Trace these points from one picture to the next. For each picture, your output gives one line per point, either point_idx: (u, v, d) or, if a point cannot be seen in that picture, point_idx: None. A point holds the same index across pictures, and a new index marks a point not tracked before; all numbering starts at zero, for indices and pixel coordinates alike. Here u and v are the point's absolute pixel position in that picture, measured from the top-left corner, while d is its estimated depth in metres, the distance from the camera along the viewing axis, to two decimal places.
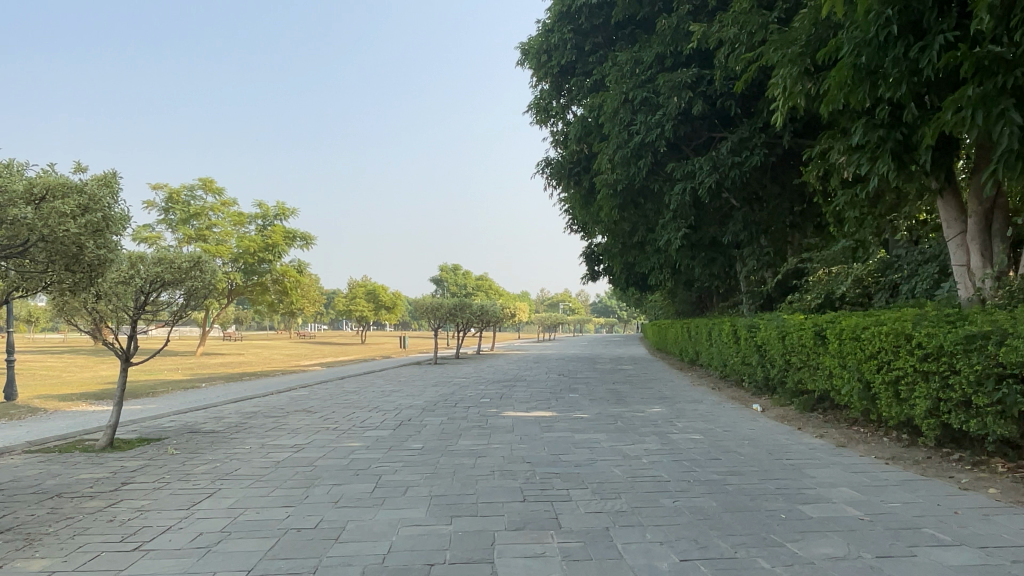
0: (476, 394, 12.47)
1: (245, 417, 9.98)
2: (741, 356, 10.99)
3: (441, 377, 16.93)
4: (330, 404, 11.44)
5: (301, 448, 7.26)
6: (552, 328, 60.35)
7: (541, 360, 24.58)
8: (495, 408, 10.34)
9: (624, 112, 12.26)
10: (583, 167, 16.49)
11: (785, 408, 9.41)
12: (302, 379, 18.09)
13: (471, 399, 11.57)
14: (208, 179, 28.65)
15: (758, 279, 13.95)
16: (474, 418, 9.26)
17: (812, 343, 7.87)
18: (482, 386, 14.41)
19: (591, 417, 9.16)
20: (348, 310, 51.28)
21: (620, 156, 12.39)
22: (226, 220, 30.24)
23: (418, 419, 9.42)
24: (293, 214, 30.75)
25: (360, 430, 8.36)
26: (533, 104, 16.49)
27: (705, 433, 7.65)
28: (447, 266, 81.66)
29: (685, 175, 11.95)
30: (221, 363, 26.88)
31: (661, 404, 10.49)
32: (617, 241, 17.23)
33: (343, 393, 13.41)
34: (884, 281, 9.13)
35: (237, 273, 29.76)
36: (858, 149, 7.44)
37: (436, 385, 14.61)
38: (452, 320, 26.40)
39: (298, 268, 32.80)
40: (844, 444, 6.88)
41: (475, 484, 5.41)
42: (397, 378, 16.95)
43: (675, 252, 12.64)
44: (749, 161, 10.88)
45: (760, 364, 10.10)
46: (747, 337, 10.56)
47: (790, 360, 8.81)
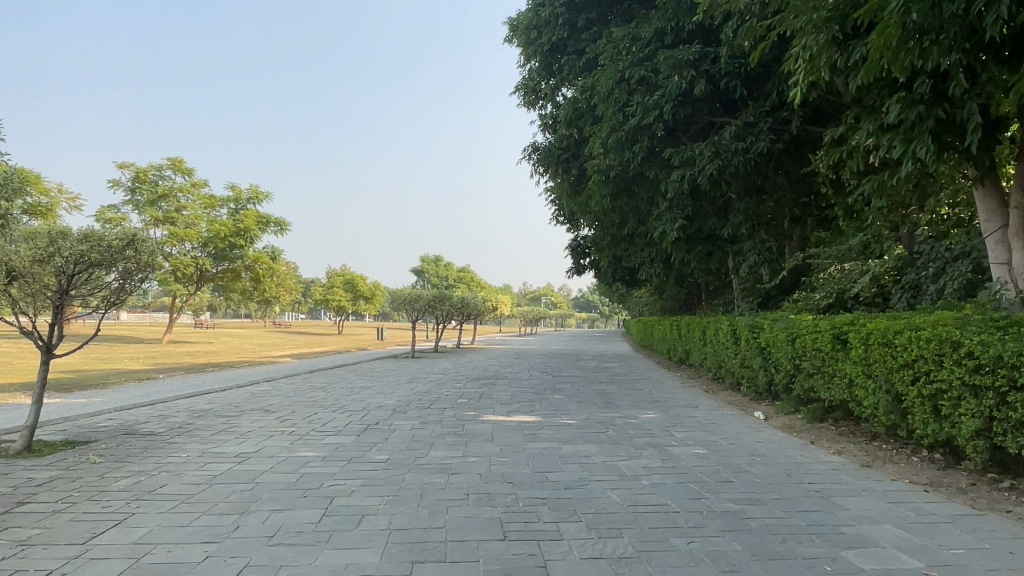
0: (453, 393, 11.52)
1: (193, 417, 8.95)
2: (741, 359, 10.13)
3: (417, 373, 15.94)
4: (292, 402, 10.43)
5: (246, 459, 6.28)
6: (534, 322, 59.55)
7: (523, 356, 23.68)
8: (473, 410, 9.40)
9: (619, 92, 11.35)
10: (573, 154, 15.59)
11: (791, 417, 8.56)
12: (269, 371, 17.03)
13: (447, 399, 10.61)
14: (178, 159, 27.38)
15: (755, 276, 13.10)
16: (449, 423, 8.30)
17: (828, 347, 7.01)
18: (460, 384, 13.46)
19: (579, 424, 8.25)
20: (325, 300, 50.00)
21: (614, 140, 11.48)
22: (196, 202, 28.94)
23: (386, 422, 8.46)
24: (267, 198, 29.50)
25: (318, 436, 7.38)
26: (522, 85, 15.53)
27: (709, 447, 6.77)
28: (429, 257, 80.52)
29: (684, 161, 11.07)
30: (188, 352, 25.68)
31: (654, 409, 9.61)
32: (606, 232, 16.34)
33: (309, 389, 12.39)
34: (904, 279, 8.28)
35: (207, 258, 28.51)
36: (889, 129, 6.60)
37: (410, 382, 13.64)
38: (431, 312, 25.39)
39: (272, 255, 31.63)
40: (868, 465, 6.00)
41: (445, 513, 4.47)
42: (369, 372, 15.94)
43: (670, 245, 11.76)
44: (755, 147, 10.07)
45: (762, 368, 9.26)
46: (749, 338, 9.70)
47: (800, 365, 7.96)
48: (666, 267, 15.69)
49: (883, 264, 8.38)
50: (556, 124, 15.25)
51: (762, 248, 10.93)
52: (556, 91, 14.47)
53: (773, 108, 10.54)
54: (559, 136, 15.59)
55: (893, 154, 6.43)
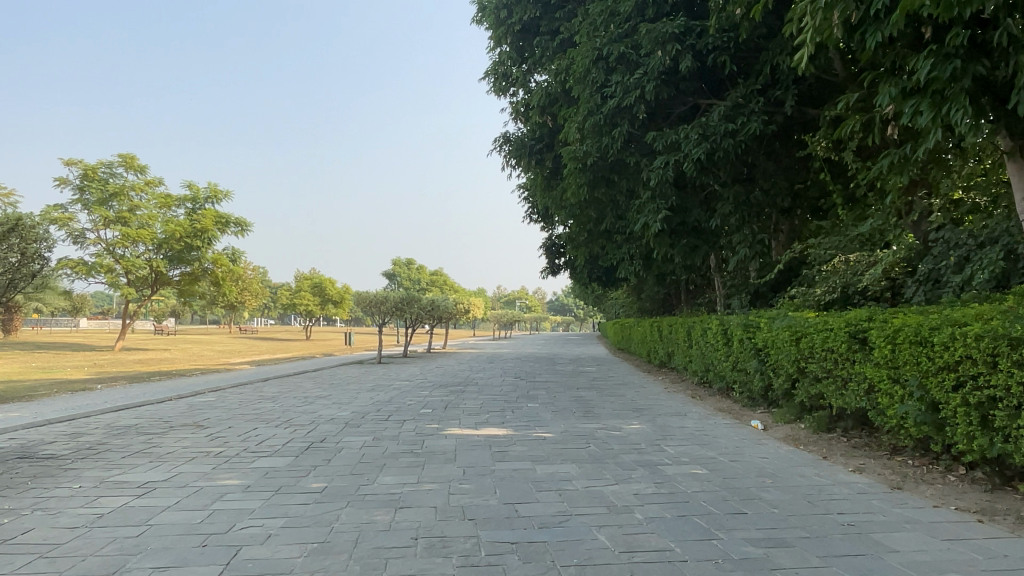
0: (416, 403, 10.44)
1: (110, 436, 7.74)
2: (733, 362, 9.19)
3: (380, 380, 14.79)
4: (232, 415, 9.25)
5: (151, 491, 5.14)
6: (508, 326, 58.54)
7: (496, 360, 22.64)
8: (436, 422, 8.33)
9: (596, 72, 10.41)
10: (546, 144, 14.64)
11: (794, 426, 7.62)
12: (220, 380, 15.74)
13: (408, 410, 9.51)
14: (130, 155, 25.82)
15: (742, 273, 12.23)
16: (406, 439, 7.21)
17: (842, 347, 6.08)
18: (426, 391, 12.36)
19: (556, 438, 7.22)
20: (292, 304, 48.41)
21: (592, 124, 10.51)
22: (151, 201, 27.35)
23: (334, 439, 7.35)
24: (227, 197, 28.07)
25: (249, 458, 6.26)
26: (493, 70, 14.49)
27: (708, 466, 5.77)
28: (401, 260, 79.40)
29: (668, 147, 10.15)
30: (140, 359, 24.19)
31: (639, 419, 8.62)
32: (582, 228, 15.38)
33: (257, 400, 11.20)
34: (918, 271, 7.40)
35: (162, 261, 26.94)
36: (913, 94, 5.70)
37: (372, 390, 12.51)
38: (400, 315, 24.22)
39: (233, 256, 30.17)
40: (899, 487, 5.04)
41: (382, 570, 3.39)
42: (328, 380, 14.74)
43: (653, 239, 10.81)
44: (746, 128, 9.16)
45: (758, 371, 8.34)
46: (742, 339, 8.78)
47: (805, 368, 7.04)
48: (647, 265, 14.76)
49: (893, 255, 7.49)
50: (529, 112, 14.26)
51: (753, 240, 9.98)
52: (529, 76, 13.46)
53: (764, 87, 9.67)
54: (533, 125, 14.61)
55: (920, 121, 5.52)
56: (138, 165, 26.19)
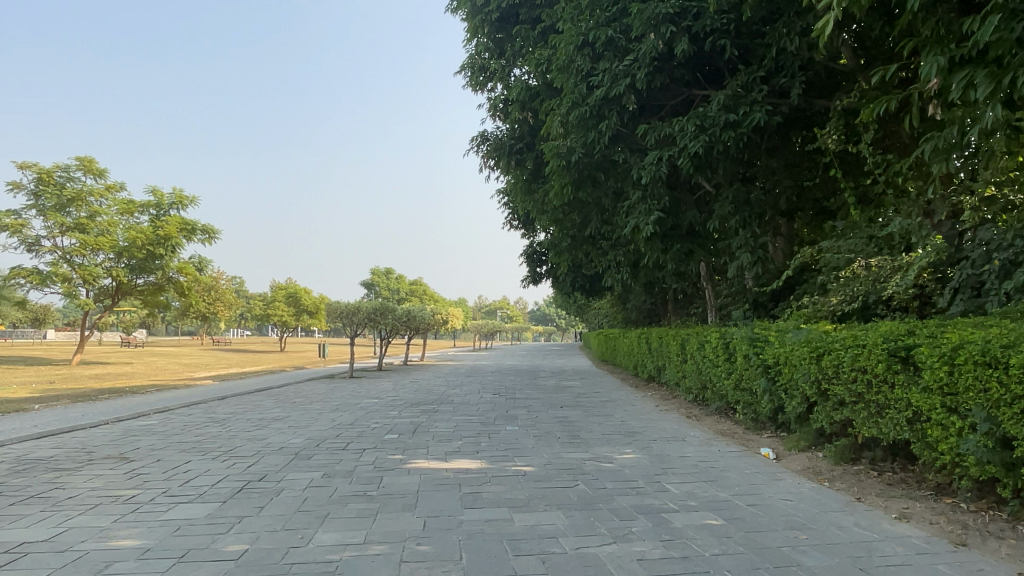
0: (381, 427, 9.32)
1: (12, 473, 6.54)
2: (737, 380, 8.21)
3: (347, 398, 13.62)
4: (167, 444, 8.07)
5: (19, 559, 4.00)
6: (489, 336, 57.38)
7: (475, 373, 21.54)
8: (400, 452, 7.23)
9: (581, 60, 9.45)
10: (527, 144, 13.67)
11: (811, 456, 6.63)
12: (174, 398, 14.47)
13: (369, 436, 8.39)
14: (89, 157, 24.39)
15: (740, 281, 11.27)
16: (361, 476, 6.10)
17: (879, 367, 5.11)
18: (395, 411, 11.25)
19: (537, 473, 6.14)
20: (265, 315, 46.93)
21: (576, 116, 9.55)
22: (112, 207, 25.94)
23: (276, 476, 6.23)
24: (193, 202, 26.77)
25: (165, 507, 5.13)
26: (469, 63, 13.50)
27: (723, 514, 4.74)
28: (380, 270, 78.12)
29: (661, 142, 9.22)
30: (97, 374, 22.75)
31: (633, 446, 7.57)
32: (565, 234, 14.45)
33: (205, 423, 10.02)
34: (951, 277, 6.45)
35: (122, 270, 25.48)
36: (963, 63, 4.76)
37: (335, 410, 11.36)
38: (373, 326, 23.04)
39: (199, 265, 28.78)
40: (965, 545, 4.03)
41: None
42: (291, 398, 13.55)
43: (644, 244, 9.83)
44: (749, 120, 8.23)
45: (768, 392, 7.36)
46: (747, 355, 7.81)
47: (827, 390, 6.06)
48: (635, 272, 13.81)
49: (923, 258, 6.54)
50: (508, 109, 13.29)
51: (758, 242, 9.00)
52: (509, 69, 12.50)
53: (767, 75, 8.77)
54: (513, 123, 13.66)
55: (974, 95, 4.58)
56: (98, 168, 24.79)
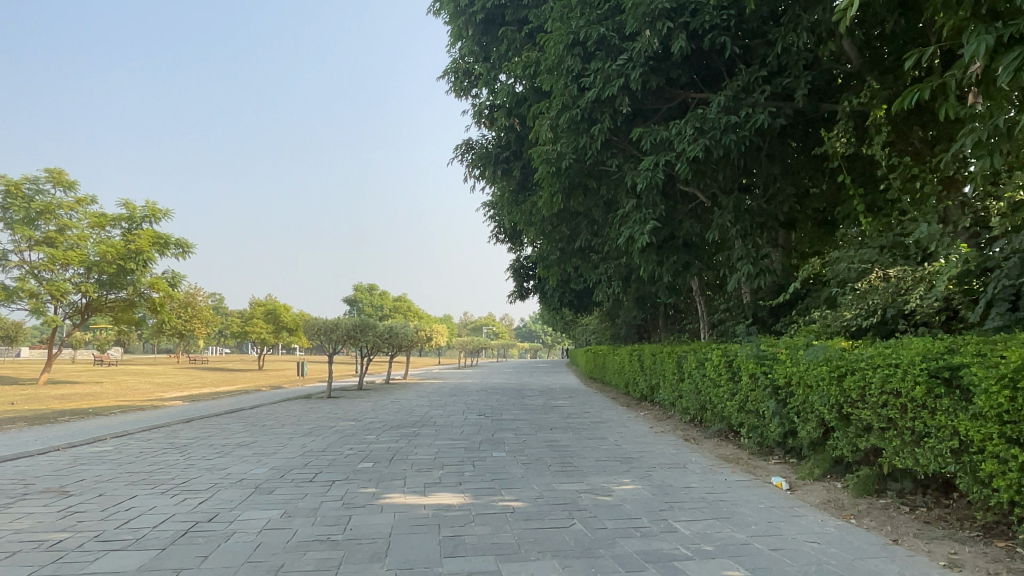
0: (356, 453, 8.56)
1: None
2: (743, 401, 7.58)
3: (322, 420, 12.82)
4: (115, 476, 7.26)
5: None
6: (474, 354, 56.59)
7: (459, 392, 20.79)
8: (374, 485, 6.50)
9: (571, 60, 8.88)
10: (514, 152, 13.08)
11: (830, 488, 6.00)
12: (137, 420, 13.58)
13: (341, 465, 7.63)
14: (58, 168, 23.46)
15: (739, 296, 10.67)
16: (326, 516, 5.36)
17: (918, 389, 4.51)
18: (373, 435, 10.49)
19: (527, 510, 5.44)
20: (244, 332, 45.84)
21: (565, 120, 8.97)
22: (82, 220, 24.98)
23: (231, 515, 5.47)
24: (167, 215, 25.89)
25: (91, 558, 4.36)
26: (453, 68, 12.92)
27: (744, 561, 4.08)
28: (363, 286, 77.46)
29: (657, 146, 8.65)
30: (62, 394, 21.67)
31: (631, 475, 6.90)
32: (553, 246, 13.85)
33: (164, 450, 9.20)
34: (982, 289, 5.86)
35: (92, 286, 24.49)
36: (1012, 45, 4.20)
37: (308, 434, 10.57)
38: (353, 343, 22.22)
39: (173, 280, 27.82)
40: None
41: None
42: (262, 420, 12.72)
43: (638, 256, 9.21)
44: (752, 121, 7.68)
45: (778, 414, 6.73)
46: (754, 375, 7.20)
47: (851, 414, 5.44)
48: (626, 286, 13.23)
49: (950, 268, 5.96)
50: (494, 115, 12.71)
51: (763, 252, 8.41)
52: (494, 73, 11.93)
53: (770, 76, 8.25)
54: (499, 131, 13.07)
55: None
56: (67, 180, 23.86)
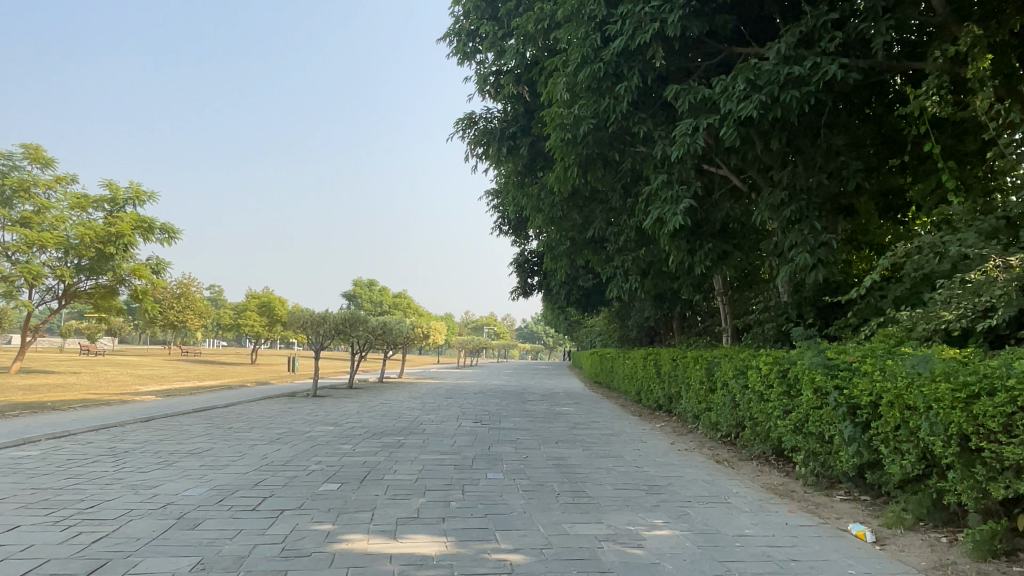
0: (322, 469, 7.07)
1: None
2: (801, 420, 6.11)
3: (298, 423, 11.34)
4: (11, 495, 5.75)
5: None
6: (473, 353, 55.28)
7: (455, 394, 19.31)
8: (332, 520, 5.00)
9: (594, 4, 7.39)
10: (523, 126, 11.64)
11: (934, 546, 4.49)
12: (92, 417, 12.08)
13: (298, 488, 6.11)
14: (35, 143, 21.97)
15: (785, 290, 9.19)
16: (253, 572, 3.86)
17: None
18: (349, 446, 8.95)
19: (531, 569, 3.93)
20: (236, 324, 44.40)
21: (585, 77, 7.50)
22: (61, 201, 23.52)
23: (125, 565, 3.97)
24: (152, 198, 24.42)
25: None
26: (456, 31, 11.46)
27: None
28: (362, 282, 76.22)
29: (695, 109, 7.18)
30: (30, 385, 20.17)
31: (663, 514, 5.40)
32: (564, 234, 12.42)
33: (97, 458, 7.70)
34: None
35: (68, 270, 23.02)
36: None
37: (273, 442, 9.05)
38: (343, 338, 20.72)
39: (157, 268, 26.33)
40: None
41: None
42: (230, 421, 11.25)
43: (670, 241, 7.74)
44: (819, 75, 6.23)
45: (856, 439, 5.26)
46: (821, 390, 5.71)
47: (983, 448, 3.95)
48: (644, 282, 11.76)
49: None
50: (500, 83, 11.23)
51: (823, 239, 6.91)
52: (502, 33, 10.43)
53: (837, 24, 6.78)
54: (506, 103, 11.58)
55: None
56: (45, 157, 22.35)
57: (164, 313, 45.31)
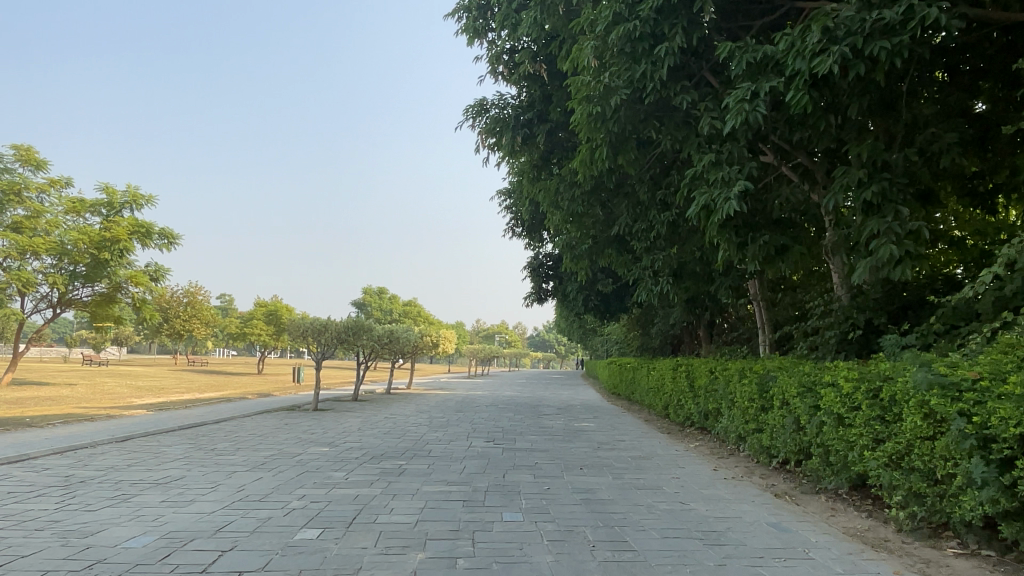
0: (304, 508, 5.84)
1: None
2: (899, 450, 4.86)
3: (290, 443, 10.15)
4: None
5: None
6: (486, 362, 54.06)
7: (467, 407, 18.11)
8: None
9: None
10: (539, 112, 10.48)
11: None
12: (65, 436, 10.93)
13: (266, 538, 4.86)
14: (28, 145, 21.08)
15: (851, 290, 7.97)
16: None
17: None
18: (342, 473, 7.71)
19: None
20: (244, 334, 43.42)
21: (618, 37, 6.29)
22: (56, 204, 22.58)
23: None
24: (150, 201, 23.44)
25: None
26: (465, 6, 10.33)
27: None
28: (372, 290, 75.49)
29: (752, 72, 6.00)
30: (18, 397, 19.11)
31: None
32: (585, 232, 11.22)
33: (41, 491, 6.51)
34: None
35: (61, 277, 22.02)
36: None
37: (256, 469, 7.85)
38: (347, 348, 19.57)
39: (156, 275, 25.32)
40: None
41: None
42: (214, 442, 10.08)
43: (722, 232, 6.51)
44: (918, 18, 5.02)
45: (992, 482, 4.00)
46: (935, 415, 4.45)
47: None
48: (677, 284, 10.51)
49: None
50: (515, 62, 10.10)
51: (914, 227, 5.69)
52: (517, 4, 9.29)
53: None
54: (521, 85, 10.44)
55: None
56: (38, 159, 21.46)
57: (170, 322, 44.47)
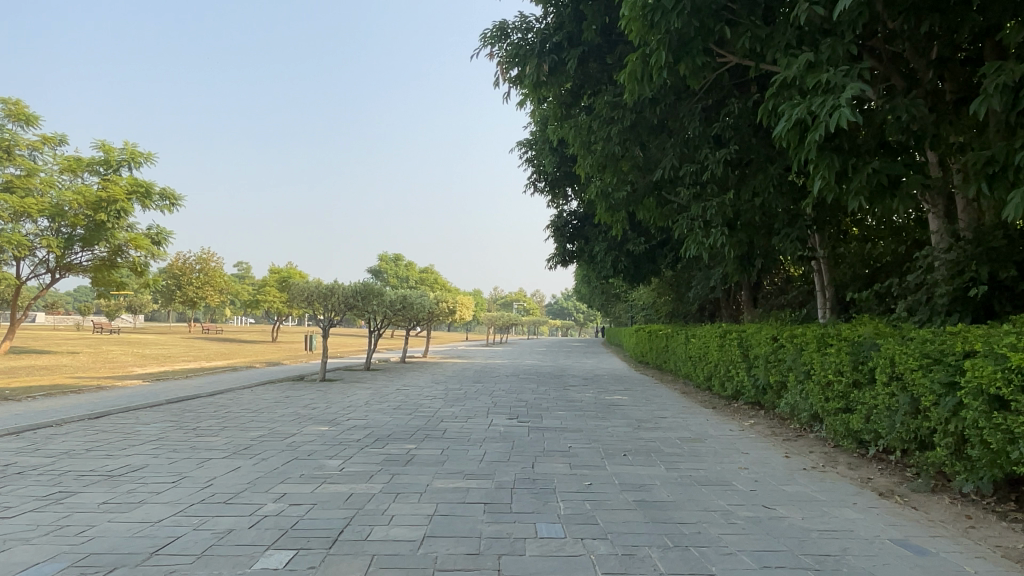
0: (279, 515, 4.49)
1: None
2: None
3: (285, 422, 8.84)
4: None
5: None
6: (505, 330, 52.75)
7: (486, 377, 16.79)
8: None
9: None
10: (570, 34, 8.88)
11: None
12: (35, 412, 9.72)
13: (213, 568, 3.51)
14: (17, 98, 19.74)
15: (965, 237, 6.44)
16: None
17: None
18: (336, 462, 6.35)
19: None
20: (258, 302, 42.46)
21: None
22: (50, 163, 21.32)
23: None
24: (149, 159, 22.12)
25: None
26: None
27: None
28: (387, 257, 74.39)
29: None
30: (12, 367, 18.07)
31: None
32: (621, 177, 9.71)
33: None
34: None
35: (55, 239, 20.84)
36: None
37: (236, 456, 6.54)
38: (357, 314, 18.27)
39: (158, 238, 24.14)
40: None
41: None
42: (197, 420, 8.80)
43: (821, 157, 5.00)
44: None
45: None
46: None
47: None
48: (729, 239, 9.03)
49: None
50: None
51: None
52: None
53: None
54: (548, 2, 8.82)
55: None
56: (28, 113, 20.15)
57: (183, 289, 43.60)
